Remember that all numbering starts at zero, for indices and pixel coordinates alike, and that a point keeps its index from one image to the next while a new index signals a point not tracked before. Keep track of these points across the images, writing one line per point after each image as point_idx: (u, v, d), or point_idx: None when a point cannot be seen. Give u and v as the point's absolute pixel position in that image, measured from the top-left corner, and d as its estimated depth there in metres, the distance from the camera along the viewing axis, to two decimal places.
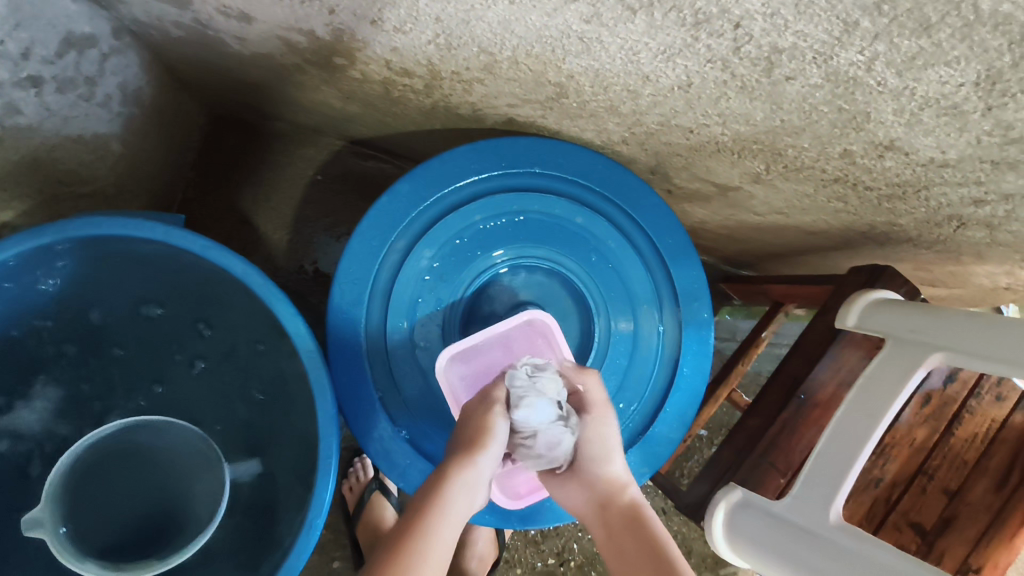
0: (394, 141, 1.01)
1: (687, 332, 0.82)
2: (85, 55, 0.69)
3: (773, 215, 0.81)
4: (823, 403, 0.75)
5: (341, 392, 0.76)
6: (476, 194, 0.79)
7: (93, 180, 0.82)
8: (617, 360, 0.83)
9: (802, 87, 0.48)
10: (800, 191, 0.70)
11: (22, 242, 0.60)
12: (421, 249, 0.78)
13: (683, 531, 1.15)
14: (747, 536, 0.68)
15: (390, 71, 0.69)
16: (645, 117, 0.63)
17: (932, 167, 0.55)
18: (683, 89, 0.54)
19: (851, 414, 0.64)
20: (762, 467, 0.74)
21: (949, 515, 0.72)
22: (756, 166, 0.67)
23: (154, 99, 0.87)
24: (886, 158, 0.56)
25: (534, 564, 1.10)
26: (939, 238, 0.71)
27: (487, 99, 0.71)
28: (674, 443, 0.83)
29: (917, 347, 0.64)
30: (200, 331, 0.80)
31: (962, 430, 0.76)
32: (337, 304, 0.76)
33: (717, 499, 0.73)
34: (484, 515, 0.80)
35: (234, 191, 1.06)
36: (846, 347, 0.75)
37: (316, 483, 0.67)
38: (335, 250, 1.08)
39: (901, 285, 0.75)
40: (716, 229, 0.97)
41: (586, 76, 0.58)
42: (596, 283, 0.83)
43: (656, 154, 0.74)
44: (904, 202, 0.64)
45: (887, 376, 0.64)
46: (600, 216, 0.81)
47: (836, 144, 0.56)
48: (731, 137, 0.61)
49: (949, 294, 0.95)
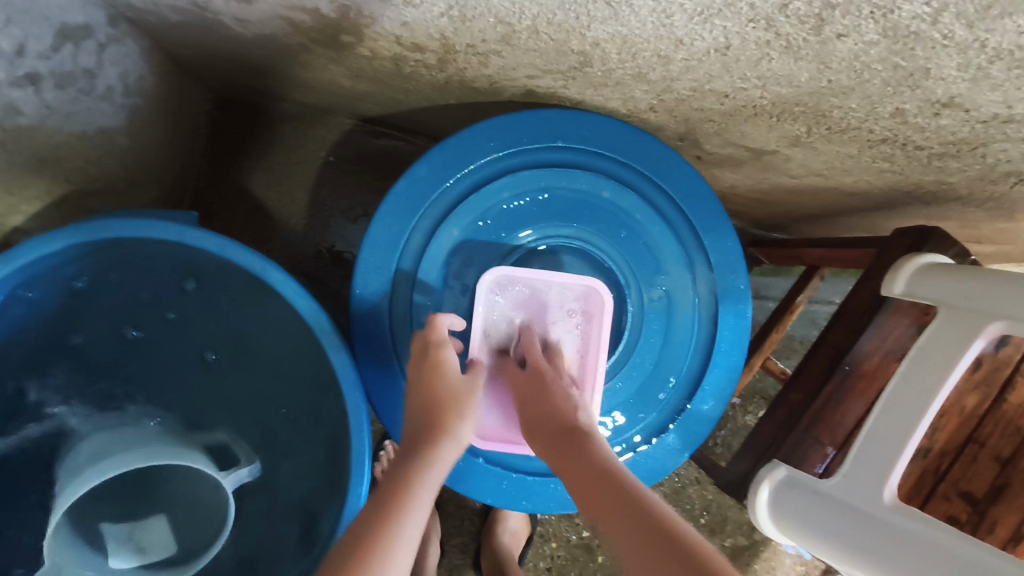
0: (405, 117, 0.97)
1: (723, 306, 0.79)
2: (82, 47, 0.66)
3: (810, 176, 0.77)
4: (868, 373, 0.72)
5: (371, 385, 0.75)
6: (498, 172, 0.76)
7: (101, 176, 0.80)
8: (651, 338, 0.81)
9: (855, 44, 0.44)
10: (842, 152, 0.66)
11: (39, 248, 0.59)
12: (447, 231, 0.76)
13: (718, 500, 1.13)
14: (792, 514, 0.66)
15: (399, 46, 0.65)
16: (675, 83, 0.59)
17: (994, 123, 0.50)
18: (721, 52, 0.50)
19: (903, 389, 0.61)
20: (806, 442, 0.72)
21: (1002, 483, 0.70)
22: (796, 128, 0.62)
23: (157, 89, 0.84)
24: (943, 116, 0.51)
25: (569, 537, 1.10)
26: (991, 196, 0.67)
27: (504, 71, 0.67)
28: (713, 420, 0.80)
29: (971, 316, 0.60)
30: (224, 326, 0.78)
31: (1015, 396, 0.72)
32: (360, 293, 0.74)
33: (760, 476, 0.71)
34: (521, 501, 0.79)
35: (245, 175, 1.03)
36: (893, 316, 0.72)
37: (351, 478, 0.66)
38: (353, 232, 1.05)
39: (950, 247, 0.71)
40: (746, 192, 0.93)
41: (613, 43, 0.54)
42: (624, 259, 0.80)
43: (685, 121, 0.70)
44: (957, 160, 0.59)
45: (940, 347, 0.61)
46: (629, 189, 0.78)
47: (888, 103, 0.52)
48: (770, 100, 0.57)
49: (996, 250, 0.90)
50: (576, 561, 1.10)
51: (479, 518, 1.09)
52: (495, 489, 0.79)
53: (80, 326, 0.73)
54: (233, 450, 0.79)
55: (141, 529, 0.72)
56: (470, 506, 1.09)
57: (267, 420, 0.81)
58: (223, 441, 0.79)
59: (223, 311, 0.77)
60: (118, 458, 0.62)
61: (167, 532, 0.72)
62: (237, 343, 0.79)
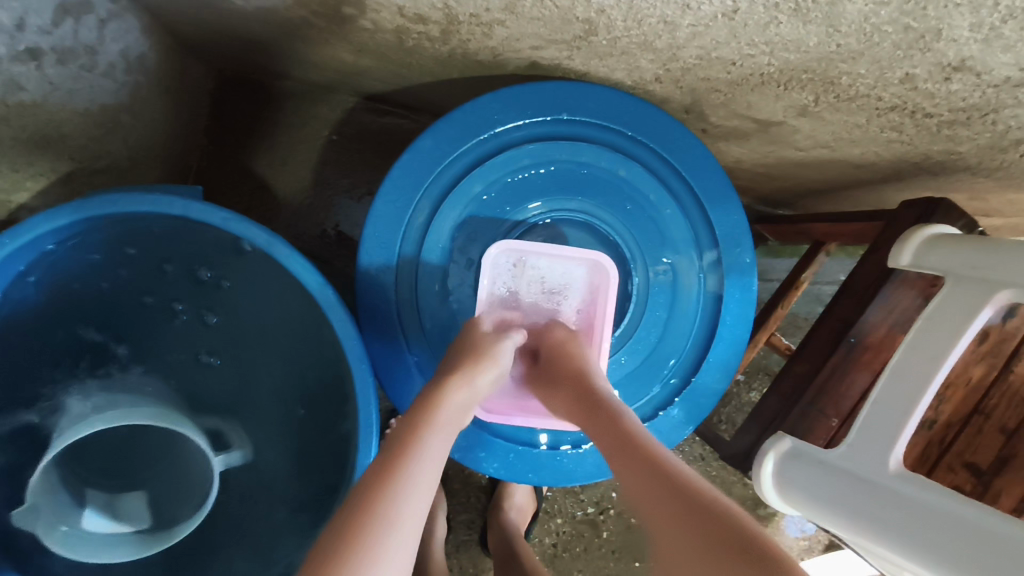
0: (409, 93, 0.96)
1: (728, 279, 0.79)
2: (82, 22, 0.65)
3: (817, 149, 0.76)
4: (874, 345, 0.72)
5: (375, 357, 0.75)
6: (502, 146, 0.75)
7: (106, 155, 0.80)
8: (655, 313, 0.81)
9: (865, 5, 0.44)
10: (850, 122, 0.65)
11: (49, 220, 0.59)
12: (452, 205, 0.76)
13: (722, 476, 1.14)
14: (798, 484, 0.67)
15: (402, 18, 0.65)
16: (681, 51, 0.58)
17: (1005, 86, 0.49)
18: (729, 16, 0.49)
19: (909, 358, 0.61)
20: (811, 414, 0.73)
21: (1007, 455, 0.69)
22: (803, 97, 0.61)
23: (160, 66, 0.84)
24: (953, 80, 0.51)
25: (574, 513, 1.11)
26: (1001, 165, 0.66)
27: (508, 42, 0.66)
28: (718, 394, 0.80)
29: (979, 285, 0.60)
30: (232, 302, 0.78)
31: (1021, 366, 0.72)
32: (366, 267, 0.74)
33: (765, 448, 0.72)
34: (527, 474, 0.80)
35: (249, 154, 1.03)
36: (899, 287, 0.72)
37: (359, 451, 0.67)
38: (357, 211, 1.05)
39: (958, 219, 0.71)
40: (752, 167, 0.92)
41: (619, 9, 0.53)
42: (630, 233, 0.80)
43: (691, 91, 0.69)
44: (967, 127, 0.58)
45: (949, 316, 0.60)
46: (636, 163, 0.78)
47: (898, 68, 0.51)
48: (778, 67, 0.56)
49: (1004, 223, 0.89)
50: (581, 536, 1.11)
51: (486, 495, 1.10)
52: (500, 462, 0.79)
53: (81, 303, 0.73)
54: (228, 435, 0.78)
55: (117, 500, 0.71)
56: (477, 482, 1.10)
57: (273, 397, 0.81)
58: (220, 427, 0.78)
59: (228, 285, 0.77)
60: (112, 416, 0.61)
61: (144, 504, 0.70)
62: (243, 320, 0.79)
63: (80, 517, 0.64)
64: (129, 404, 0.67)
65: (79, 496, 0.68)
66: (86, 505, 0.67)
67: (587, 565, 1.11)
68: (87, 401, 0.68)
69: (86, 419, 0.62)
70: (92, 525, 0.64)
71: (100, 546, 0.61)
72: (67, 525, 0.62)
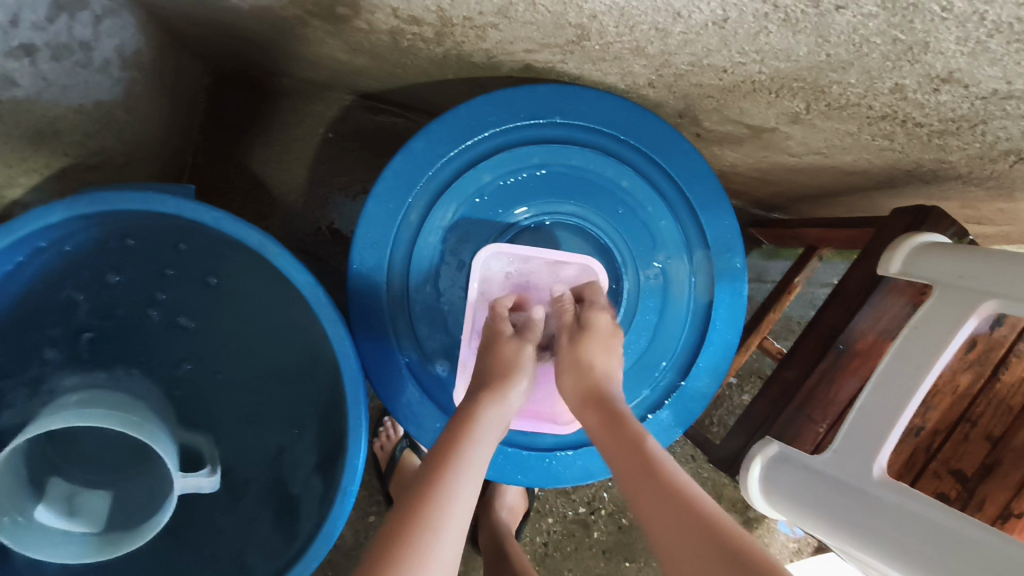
0: (404, 93, 0.96)
1: (719, 284, 0.79)
2: (77, 19, 0.65)
3: (810, 155, 0.76)
4: (862, 352, 0.73)
5: (366, 358, 0.76)
6: (495, 149, 0.76)
7: (99, 151, 0.80)
8: (646, 316, 0.81)
9: (854, 17, 0.44)
10: (842, 130, 0.65)
11: (37, 218, 0.59)
12: (444, 207, 0.76)
13: (713, 477, 1.14)
14: (783, 489, 0.67)
15: (397, 19, 0.65)
16: (673, 57, 0.58)
17: (993, 99, 0.50)
18: (719, 25, 0.49)
19: (897, 365, 0.62)
20: (798, 420, 0.73)
21: (992, 462, 0.70)
22: (795, 105, 0.62)
23: (155, 62, 0.84)
24: (942, 91, 0.51)
25: (564, 513, 1.11)
26: (992, 175, 0.66)
27: (502, 45, 0.67)
28: (708, 397, 0.81)
29: (967, 295, 0.60)
30: (224, 300, 0.78)
31: (1008, 374, 0.72)
32: (358, 267, 0.74)
33: (753, 453, 0.72)
34: (516, 475, 0.80)
35: (245, 151, 1.03)
36: (889, 295, 0.73)
37: (348, 451, 0.67)
38: (352, 209, 1.05)
39: (948, 227, 0.71)
40: (747, 171, 0.92)
41: (611, 15, 0.53)
42: (622, 237, 0.80)
43: (685, 97, 0.69)
44: (957, 138, 0.58)
45: (936, 325, 0.61)
46: (628, 166, 0.78)
47: (887, 78, 0.52)
48: (769, 75, 0.56)
49: (996, 231, 0.89)
50: (572, 536, 1.11)
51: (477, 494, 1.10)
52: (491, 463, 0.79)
53: (71, 300, 0.73)
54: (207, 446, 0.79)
55: (79, 497, 0.70)
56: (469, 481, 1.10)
57: (264, 395, 0.81)
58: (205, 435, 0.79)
59: (221, 281, 0.77)
60: (86, 414, 0.61)
61: (101, 509, 0.69)
62: (234, 318, 0.79)
63: (35, 509, 0.63)
64: (113, 402, 0.68)
65: (42, 488, 0.68)
66: (47, 496, 0.66)
67: (577, 564, 1.11)
68: (77, 390, 0.69)
69: (69, 410, 0.62)
70: (43, 518, 0.63)
71: (51, 544, 0.61)
72: (25, 517, 0.61)
